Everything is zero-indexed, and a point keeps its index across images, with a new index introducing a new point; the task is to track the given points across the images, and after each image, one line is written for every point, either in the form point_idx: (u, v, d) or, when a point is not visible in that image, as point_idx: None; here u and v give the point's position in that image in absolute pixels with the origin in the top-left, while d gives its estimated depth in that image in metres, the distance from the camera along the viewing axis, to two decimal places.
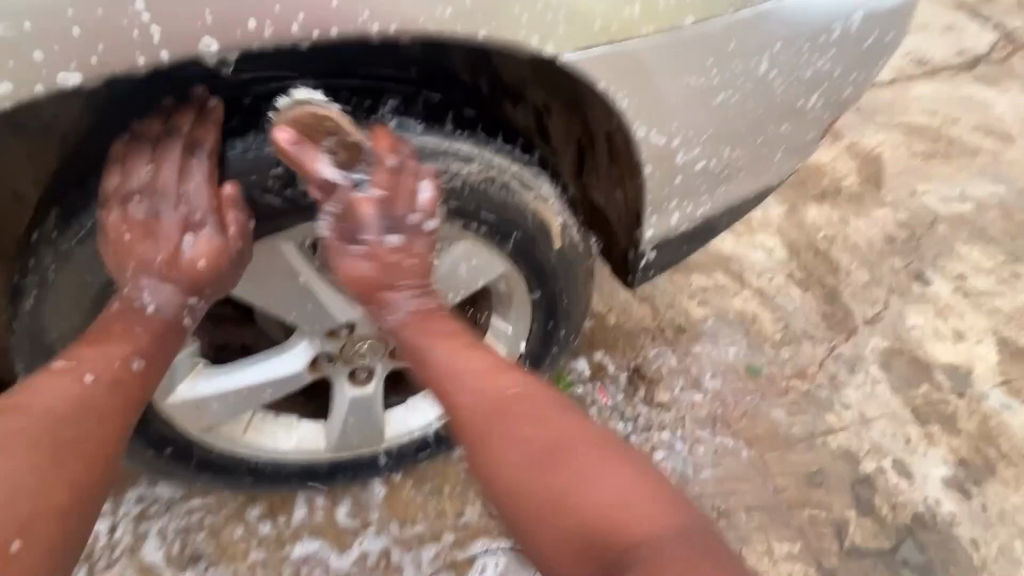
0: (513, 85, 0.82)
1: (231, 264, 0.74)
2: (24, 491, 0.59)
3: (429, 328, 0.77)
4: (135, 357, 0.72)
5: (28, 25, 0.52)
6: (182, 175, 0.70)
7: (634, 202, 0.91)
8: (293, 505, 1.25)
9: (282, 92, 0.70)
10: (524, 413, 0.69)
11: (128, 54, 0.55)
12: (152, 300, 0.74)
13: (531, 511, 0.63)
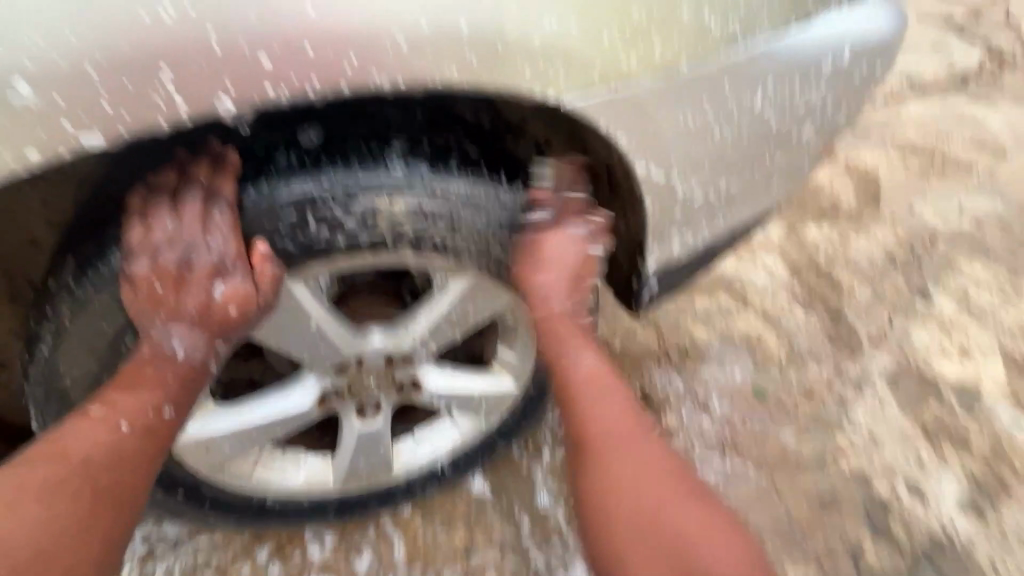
0: (515, 122, 0.83)
1: (258, 311, 0.77)
2: (68, 542, 0.65)
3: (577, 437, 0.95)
4: (166, 405, 0.76)
5: (56, 97, 0.54)
6: (206, 225, 0.71)
7: (637, 232, 0.93)
8: (301, 541, 1.24)
9: (291, 140, 0.72)
10: (650, 470, 0.84)
11: (147, 117, 0.57)
12: (181, 346, 0.76)
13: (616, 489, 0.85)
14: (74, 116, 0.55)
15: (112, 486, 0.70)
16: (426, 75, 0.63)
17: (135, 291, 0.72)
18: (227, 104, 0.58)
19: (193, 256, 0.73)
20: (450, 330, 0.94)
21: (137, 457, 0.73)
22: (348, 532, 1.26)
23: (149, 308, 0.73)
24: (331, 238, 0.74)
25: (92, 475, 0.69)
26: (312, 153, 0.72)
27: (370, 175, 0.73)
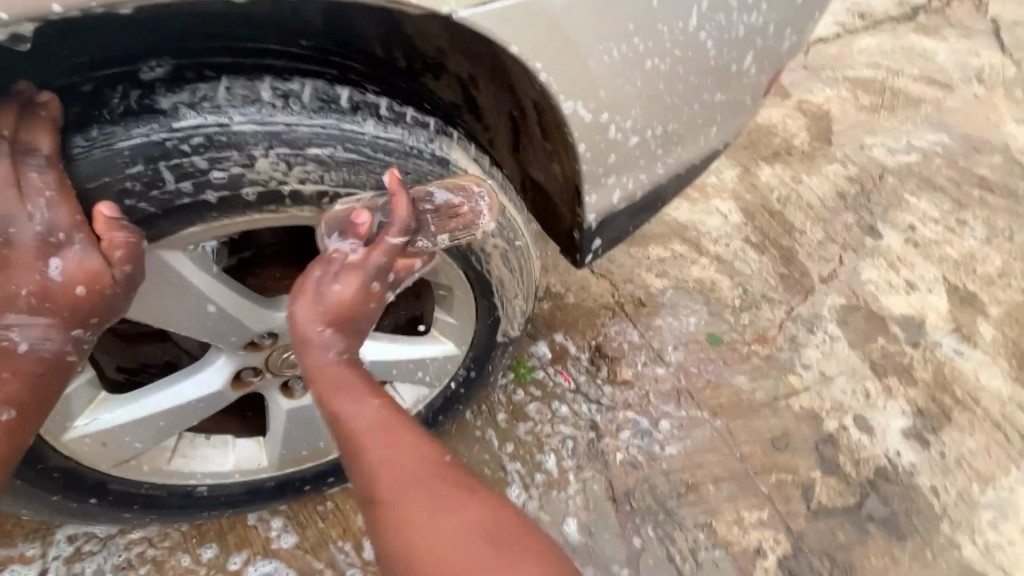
0: (433, 55, 0.73)
1: (117, 288, 0.62)
2: None
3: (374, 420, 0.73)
4: (4, 408, 0.62)
5: None
6: (16, 188, 0.55)
7: (572, 176, 0.85)
8: (244, 526, 1.17)
9: (132, 79, 0.60)
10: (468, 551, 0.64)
11: None
12: (24, 338, 0.61)
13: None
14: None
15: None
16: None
17: None
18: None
19: (11, 230, 0.56)
20: None
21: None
22: (293, 513, 1.19)
23: None
24: (198, 192, 0.63)
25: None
26: (159, 89, 0.61)
27: (241, 112, 0.63)
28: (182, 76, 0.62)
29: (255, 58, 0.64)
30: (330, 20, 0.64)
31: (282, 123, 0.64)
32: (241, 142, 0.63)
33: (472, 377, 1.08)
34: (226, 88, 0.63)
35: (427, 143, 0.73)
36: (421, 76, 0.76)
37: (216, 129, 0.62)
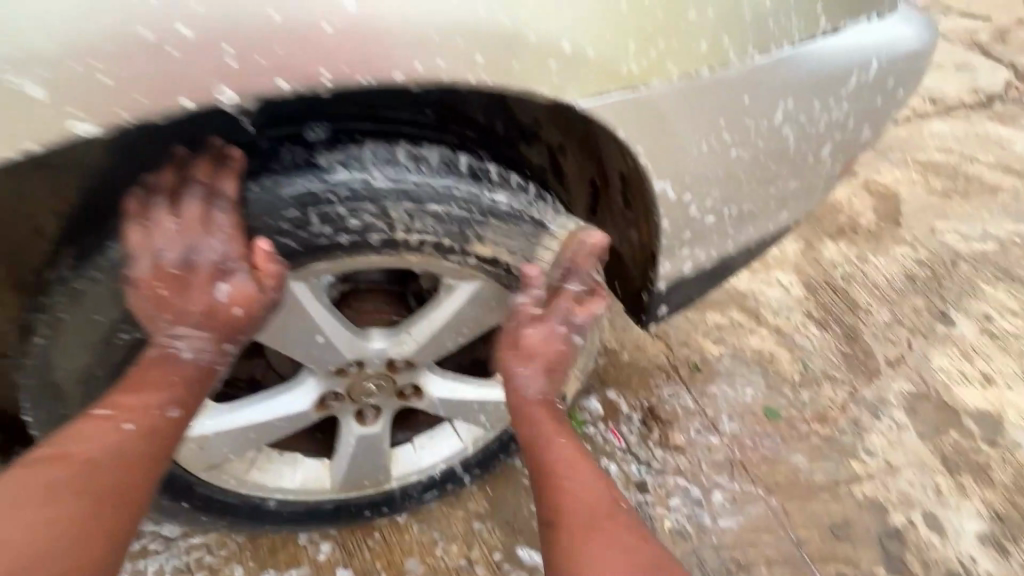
0: (529, 125, 0.83)
1: (263, 309, 0.76)
2: (67, 535, 0.63)
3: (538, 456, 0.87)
4: (171, 406, 0.75)
5: (41, 73, 0.50)
6: (205, 223, 0.71)
7: (649, 242, 0.91)
8: (295, 546, 1.21)
9: (295, 137, 0.70)
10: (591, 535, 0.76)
11: (138, 105, 0.53)
12: (187, 347, 0.76)
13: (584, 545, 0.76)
14: (60, 104, 0.52)
15: (115, 488, 0.68)
16: (452, 63, 0.57)
17: (140, 294, 0.72)
18: (229, 94, 0.55)
19: (195, 257, 0.74)
20: (454, 342, 0.92)
21: (144, 459, 0.72)
22: (343, 538, 1.23)
23: (154, 312, 0.73)
24: (336, 235, 0.73)
25: (102, 488, 0.67)
26: (319, 147, 0.71)
27: (380, 171, 0.72)
28: (336, 136, 0.71)
29: (394, 124, 0.74)
30: (445, 92, 0.73)
31: (411, 182, 0.73)
32: (377, 198, 0.72)
33: None
34: (368, 150, 0.72)
35: (528, 205, 0.81)
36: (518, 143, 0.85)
37: (359, 186, 0.71)
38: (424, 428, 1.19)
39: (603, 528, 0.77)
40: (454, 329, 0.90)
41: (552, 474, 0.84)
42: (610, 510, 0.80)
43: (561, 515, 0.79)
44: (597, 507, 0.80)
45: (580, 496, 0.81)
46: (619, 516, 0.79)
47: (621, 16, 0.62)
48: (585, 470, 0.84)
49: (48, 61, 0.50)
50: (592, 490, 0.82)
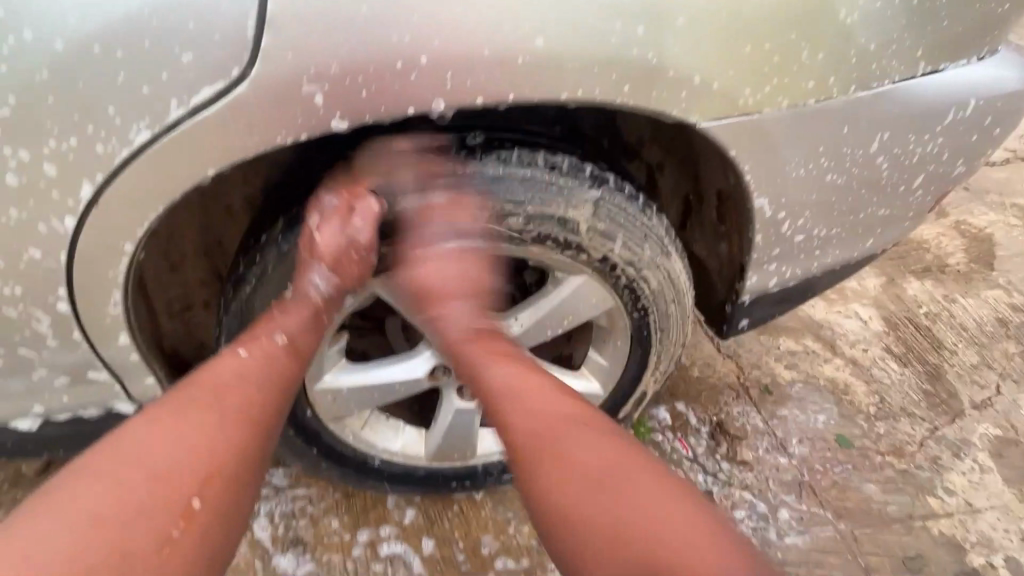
0: (633, 144, 0.98)
1: (343, 249, 0.84)
2: (194, 447, 0.70)
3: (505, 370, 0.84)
4: (282, 335, 0.84)
5: (303, 86, 0.58)
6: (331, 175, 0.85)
7: (738, 255, 1.00)
8: (384, 508, 1.33)
9: (459, 142, 0.83)
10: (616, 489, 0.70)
11: (369, 110, 0.60)
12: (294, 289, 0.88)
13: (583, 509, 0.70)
14: (306, 108, 0.59)
15: (236, 407, 0.75)
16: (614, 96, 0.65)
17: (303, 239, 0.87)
18: (443, 107, 0.61)
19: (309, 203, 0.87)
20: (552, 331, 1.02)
21: (263, 382, 0.80)
22: (425, 506, 1.34)
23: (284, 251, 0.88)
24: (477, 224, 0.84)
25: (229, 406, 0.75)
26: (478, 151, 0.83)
27: (521, 173, 0.84)
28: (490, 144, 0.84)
29: (534, 137, 0.87)
30: (563, 114, 0.89)
31: (545, 183, 0.84)
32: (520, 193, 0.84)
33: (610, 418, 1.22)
34: (515, 153, 0.84)
35: (637, 213, 0.91)
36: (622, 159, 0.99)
37: (505, 182, 0.83)
38: None
39: (547, 446, 0.75)
40: (554, 317, 0.99)
41: (498, 393, 0.82)
42: (545, 421, 0.78)
43: (513, 439, 0.78)
44: (539, 420, 0.78)
45: (525, 406, 0.80)
46: (565, 425, 0.77)
47: (761, 53, 0.70)
48: (514, 371, 0.84)
49: (308, 75, 0.57)
50: (528, 398, 0.80)
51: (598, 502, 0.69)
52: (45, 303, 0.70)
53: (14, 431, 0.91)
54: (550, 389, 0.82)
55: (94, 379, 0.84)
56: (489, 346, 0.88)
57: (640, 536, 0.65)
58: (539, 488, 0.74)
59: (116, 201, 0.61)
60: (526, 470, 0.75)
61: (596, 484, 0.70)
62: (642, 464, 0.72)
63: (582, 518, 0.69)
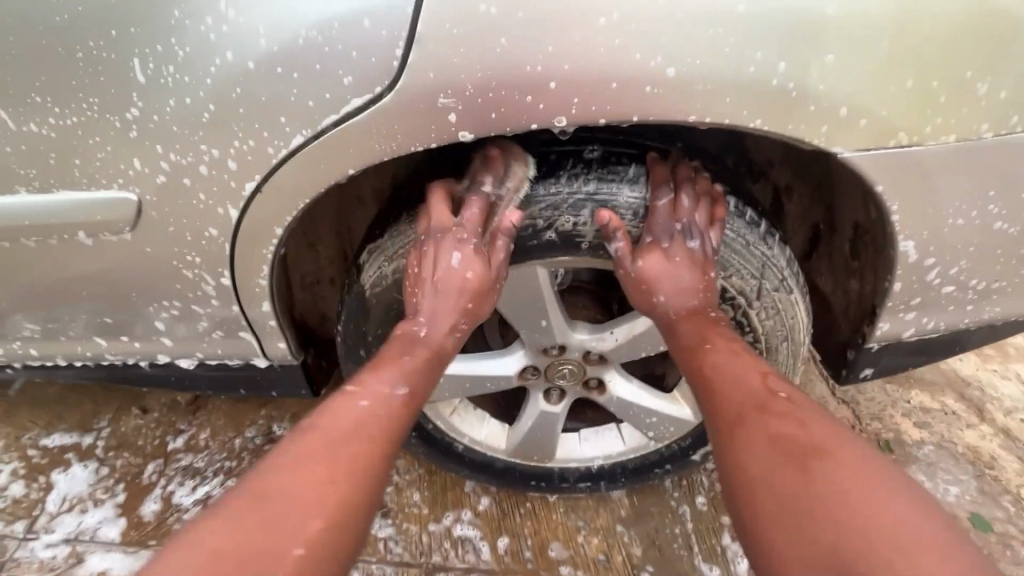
0: (760, 165, 0.96)
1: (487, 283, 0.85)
2: (327, 480, 0.67)
3: (677, 335, 0.84)
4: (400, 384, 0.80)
5: (440, 99, 0.62)
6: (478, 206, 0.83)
7: (869, 296, 0.91)
8: (461, 491, 1.39)
9: (575, 154, 0.80)
10: (809, 424, 0.68)
11: (488, 125, 0.63)
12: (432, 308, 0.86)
13: (754, 470, 0.66)
14: (439, 124, 0.63)
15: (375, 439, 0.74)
16: (744, 120, 0.61)
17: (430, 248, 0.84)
18: (564, 124, 0.62)
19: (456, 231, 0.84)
20: (647, 349, 1.04)
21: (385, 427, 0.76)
22: (500, 498, 1.38)
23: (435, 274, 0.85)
24: (578, 238, 0.82)
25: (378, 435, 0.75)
26: (598, 164, 0.80)
27: (631, 190, 0.80)
28: (607, 158, 0.81)
29: (647, 154, 0.82)
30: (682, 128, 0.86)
31: (669, 209, 0.81)
32: (634, 211, 0.81)
33: (695, 444, 1.20)
34: (633, 169, 0.80)
35: (755, 240, 0.84)
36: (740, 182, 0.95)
37: (619, 199, 0.80)
38: (589, 424, 1.31)
39: (754, 419, 0.71)
40: (649, 339, 1.02)
41: (714, 372, 0.78)
42: (768, 398, 0.73)
43: (712, 403, 0.76)
44: (754, 388, 0.74)
45: (739, 385, 0.75)
46: (788, 406, 0.71)
47: (934, 81, 0.61)
48: (735, 354, 0.79)
49: (444, 89, 0.61)
50: (743, 374, 0.76)
51: (778, 463, 0.65)
52: (213, 271, 0.83)
53: (176, 368, 1.08)
54: (778, 380, 0.75)
55: (242, 336, 0.98)
56: (716, 333, 0.82)
57: (825, 496, 0.60)
58: (739, 454, 0.69)
59: (274, 194, 0.72)
60: (727, 436, 0.71)
61: (806, 464, 0.63)
62: (829, 418, 0.70)
63: (779, 492, 0.63)
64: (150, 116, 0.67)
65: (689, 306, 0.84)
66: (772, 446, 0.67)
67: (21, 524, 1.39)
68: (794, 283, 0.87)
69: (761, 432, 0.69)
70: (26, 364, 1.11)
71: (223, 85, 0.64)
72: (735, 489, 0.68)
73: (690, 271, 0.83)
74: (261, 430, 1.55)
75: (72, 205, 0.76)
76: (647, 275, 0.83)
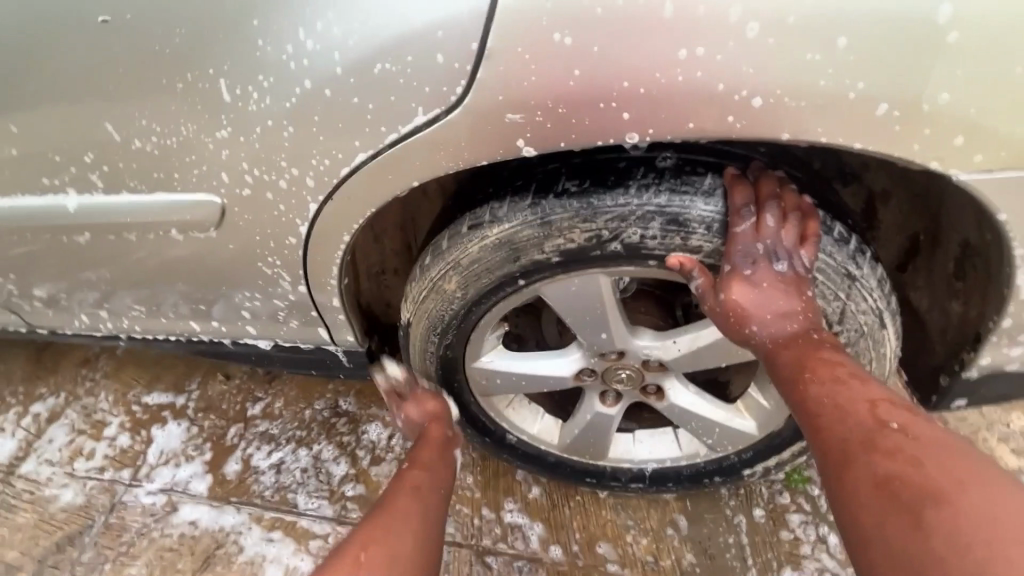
0: (853, 167, 0.85)
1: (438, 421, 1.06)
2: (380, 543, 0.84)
3: (775, 365, 0.75)
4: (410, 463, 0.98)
5: (507, 117, 0.65)
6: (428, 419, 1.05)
7: (975, 320, 0.84)
8: (513, 478, 1.41)
9: (649, 161, 0.77)
10: (923, 455, 0.57)
11: (552, 142, 0.66)
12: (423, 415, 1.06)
13: (862, 515, 0.57)
14: (507, 143, 0.67)
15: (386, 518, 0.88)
16: (820, 136, 0.61)
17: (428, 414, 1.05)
18: (636, 139, 0.64)
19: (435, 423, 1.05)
20: (710, 358, 0.99)
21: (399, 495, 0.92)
22: (550, 490, 1.39)
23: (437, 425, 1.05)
24: (646, 249, 0.79)
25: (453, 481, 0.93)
26: (671, 174, 0.77)
27: (706, 201, 0.76)
28: (681, 167, 0.78)
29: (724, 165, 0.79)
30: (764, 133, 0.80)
31: (750, 233, 0.75)
32: (707, 224, 0.76)
33: (758, 457, 1.15)
34: (709, 180, 0.77)
35: (842, 259, 0.78)
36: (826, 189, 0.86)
37: (692, 212, 0.76)
38: (645, 426, 1.29)
39: (860, 459, 0.61)
40: (714, 348, 0.97)
41: (815, 406, 0.69)
42: (878, 432, 0.62)
43: (811, 434, 0.67)
44: (856, 418, 0.64)
45: (842, 417, 0.65)
46: (903, 440, 0.60)
47: None
48: (841, 383, 0.69)
49: (512, 108, 0.64)
50: (849, 407, 0.66)
51: (887, 506, 0.56)
52: (293, 270, 0.90)
53: (256, 349, 1.15)
54: (891, 410, 0.64)
55: (316, 327, 1.04)
56: (822, 359, 0.72)
57: (952, 550, 0.49)
58: (848, 504, 0.59)
59: (343, 200, 0.77)
60: (833, 481, 0.62)
61: (917, 510, 0.53)
62: (959, 450, 0.57)
63: (891, 546, 0.54)
64: (238, 138, 0.74)
65: (787, 333, 0.76)
66: (882, 486, 0.57)
67: (128, 471, 1.57)
68: (884, 306, 0.81)
69: (871, 469, 0.59)
70: (131, 336, 1.24)
71: (301, 109, 0.69)
72: (845, 539, 0.59)
73: (784, 299, 0.76)
74: (329, 402, 1.66)
75: (166, 205, 0.83)
76: (734, 304, 0.76)
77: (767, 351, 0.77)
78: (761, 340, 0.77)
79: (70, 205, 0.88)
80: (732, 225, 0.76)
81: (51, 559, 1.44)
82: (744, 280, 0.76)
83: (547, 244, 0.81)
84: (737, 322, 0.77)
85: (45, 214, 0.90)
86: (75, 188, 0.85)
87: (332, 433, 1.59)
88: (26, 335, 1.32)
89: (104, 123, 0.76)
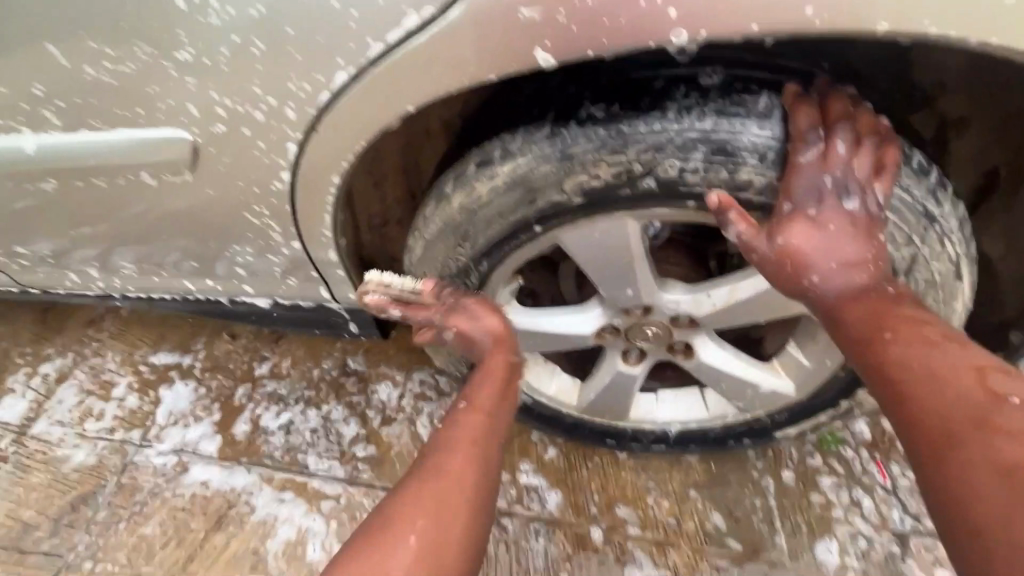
0: (930, 87, 0.71)
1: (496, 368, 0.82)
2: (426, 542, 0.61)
3: (844, 324, 0.64)
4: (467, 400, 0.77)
5: (522, 14, 0.54)
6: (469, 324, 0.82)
7: None
8: (528, 439, 1.35)
9: (691, 79, 0.66)
10: None
11: (576, 48, 0.55)
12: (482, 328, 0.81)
13: (973, 505, 0.48)
14: (522, 51, 0.56)
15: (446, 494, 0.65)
16: (925, 26, 0.51)
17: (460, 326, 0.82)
18: (682, 38, 0.54)
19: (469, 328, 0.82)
20: (748, 313, 0.89)
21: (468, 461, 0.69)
22: (568, 451, 1.33)
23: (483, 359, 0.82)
24: (685, 185, 0.67)
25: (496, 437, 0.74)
26: (716, 94, 0.65)
27: (757, 126, 0.65)
28: (730, 85, 0.66)
29: (777, 84, 0.67)
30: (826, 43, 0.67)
31: (816, 163, 0.65)
32: (760, 153, 0.65)
33: (794, 419, 1.07)
34: (765, 101, 0.66)
35: (919, 194, 0.67)
36: (897, 117, 0.73)
37: (741, 139, 0.65)
38: (669, 386, 1.21)
39: (969, 441, 0.50)
40: (754, 303, 0.87)
41: (901, 372, 0.58)
42: (990, 405, 0.52)
43: (898, 404, 0.57)
44: (958, 386, 0.54)
45: (940, 387, 0.55)
46: (1023, 420, 0.50)
47: None
48: (931, 346, 0.58)
49: (527, 2, 0.53)
50: (947, 374, 0.55)
51: (1011, 498, 0.46)
52: (282, 219, 0.80)
53: (252, 307, 1.07)
54: (1001, 379, 0.54)
55: (313, 282, 0.95)
56: (901, 319, 0.61)
57: None
58: (951, 490, 0.50)
59: (330, 133, 0.66)
60: (928, 461, 0.52)
61: None
62: None
63: (1020, 549, 0.44)
64: (204, 61, 0.62)
65: (854, 284, 0.65)
66: (1002, 474, 0.47)
67: (138, 432, 1.55)
68: (962, 250, 0.70)
69: (984, 451, 0.49)
70: (124, 295, 1.16)
71: (272, 21, 0.58)
72: (942, 529, 0.50)
73: (854, 243, 0.65)
74: (337, 362, 1.60)
75: (132, 145, 0.73)
76: (791, 248, 0.65)
77: (830, 308, 0.65)
78: (825, 295, 0.65)
79: (29, 147, 0.78)
80: (794, 152, 0.65)
81: (67, 519, 1.44)
82: (806, 220, 0.65)
83: (568, 182, 0.70)
84: (794, 270, 0.66)
85: (4, 159, 0.81)
86: (31, 126, 0.75)
87: (341, 393, 1.55)
88: (18, 295, 1.26)
89: (49, 46, 0.65)
